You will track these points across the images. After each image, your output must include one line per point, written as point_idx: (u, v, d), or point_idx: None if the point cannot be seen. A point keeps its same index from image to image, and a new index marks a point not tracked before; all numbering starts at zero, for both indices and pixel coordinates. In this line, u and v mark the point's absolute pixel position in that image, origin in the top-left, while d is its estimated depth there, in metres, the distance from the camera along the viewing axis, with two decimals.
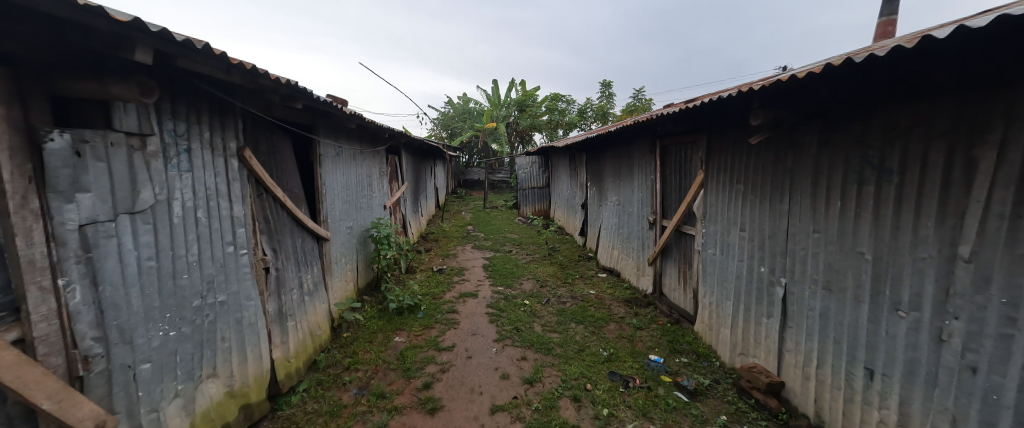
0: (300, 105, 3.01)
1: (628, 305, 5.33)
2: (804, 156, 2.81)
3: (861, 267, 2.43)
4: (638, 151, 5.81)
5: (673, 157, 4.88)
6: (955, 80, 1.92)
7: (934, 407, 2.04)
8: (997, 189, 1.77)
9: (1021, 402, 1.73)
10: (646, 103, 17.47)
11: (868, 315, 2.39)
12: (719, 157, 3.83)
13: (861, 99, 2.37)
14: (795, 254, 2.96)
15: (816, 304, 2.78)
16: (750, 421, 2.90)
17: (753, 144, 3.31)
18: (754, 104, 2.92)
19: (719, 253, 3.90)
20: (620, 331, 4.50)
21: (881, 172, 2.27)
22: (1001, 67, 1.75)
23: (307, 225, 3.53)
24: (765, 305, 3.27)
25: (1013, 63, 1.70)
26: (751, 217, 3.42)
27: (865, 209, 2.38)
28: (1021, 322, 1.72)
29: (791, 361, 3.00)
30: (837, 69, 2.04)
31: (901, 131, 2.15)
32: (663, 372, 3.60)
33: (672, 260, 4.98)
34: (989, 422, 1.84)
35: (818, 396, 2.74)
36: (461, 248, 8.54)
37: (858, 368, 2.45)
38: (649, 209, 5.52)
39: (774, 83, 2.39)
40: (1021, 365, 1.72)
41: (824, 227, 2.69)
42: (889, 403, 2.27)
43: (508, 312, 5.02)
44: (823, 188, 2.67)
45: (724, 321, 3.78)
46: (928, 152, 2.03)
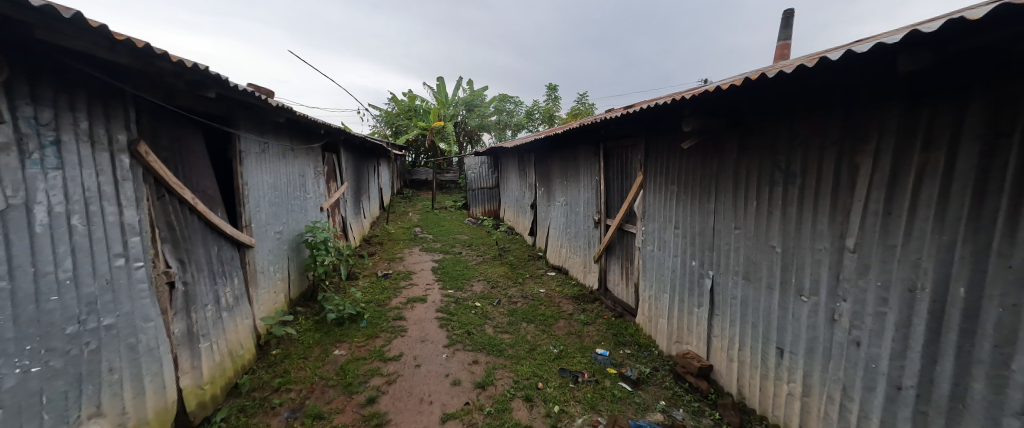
0: (213, 95, 2.64)
1: (576, 301, 5.48)
2: (727, 161, 3.07)
3: (773, 259, 2.70)
4: (584, 152, 5.98)
5: (615, 160, 5.09)
6: (842, 95, 2.17)
7: (829, 377, 2.33)
8: (872, 191, 2.04)
9: (892, 368, 2.01)
10: (589, 107, 18.21)
11: (779, 300, 2.66)
12: (656, 160, 4.05)
13: (772, 109, 2.63)
14: (720, 249, 3.22)
15: (737, 293, 3.04)
16: (685, 404, 3.11)
17: (685, 149, 3.55)
18: (685, 111, 3.11)
19: (657, 250, 4.13)
20: (569, 328, 4.58)
21: (788, 175, 2.54)
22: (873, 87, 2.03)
23: (225, 231, 3.11)
24: (695, 296, 3.52)
25: (881, 83, 1.98)
26: (684, 216, 3.66)
27: (776, 208, 2.65)
28: (891, 301, 2.00)
29: (717, 345, 3.27)
30: (754, 84, 2.24)
31: (802, 138, 2.42)
32: (609, 365, 3.73)
33: (615, 257, 5.19)
34: (869, 387, 2.12)
35: (740, 375, 3.01)
36: (408, 250, 8.19)
37: (771, 348, 2.73)
38: (594, 209, 5.72)
39: (701, 94, 2.57)
40: (893, 338, 2.00)
41: (743, 224, 2.94)
42: (795, 377, 2.54)
43: (459, 315, 4.89)
44: (743, 189, 2.93)
45: (662, 312, 4.03)
46: (823, 157, 2.30)
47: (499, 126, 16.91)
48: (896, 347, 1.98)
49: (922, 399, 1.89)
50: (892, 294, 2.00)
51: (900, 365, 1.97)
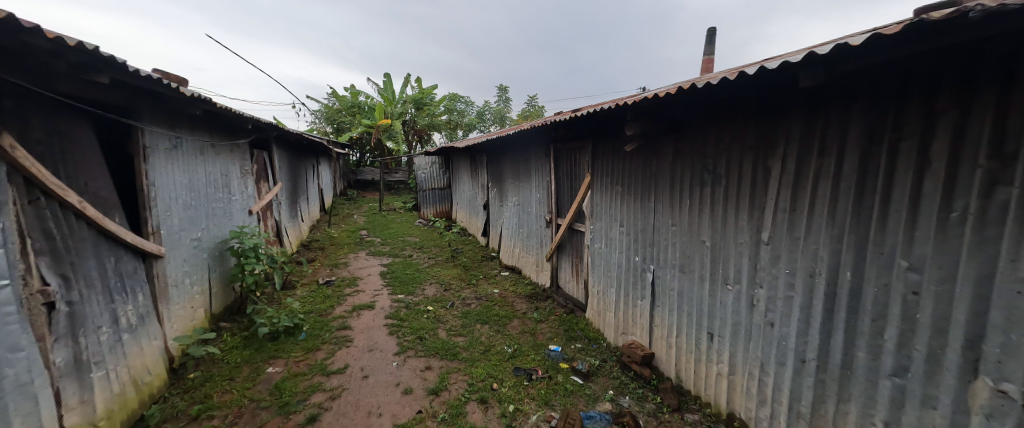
0: (107, 80, 2.27)
1: (529, 300, 5.54)
2: (664, 163, 3.27)
3: (703, 253, 2.93)
4: (535, 153, 6.06)
5: (565, 160, 5.22)
6: (757, 105, 2.41)
7: (750, 355, 2.58)
8: (782, 190, 2.29)
9: (799, 344, 2.27)
10: (539, 109, 18.59)
11: (708, 290, 2.90)
12: (603, 161, 4.21)
13: (701, 116, 2.84)
14: (659, 245, 3.42)
15: (674, 284, 3.26)
16: (631, 392, 3.26)
17: (627, 151, 3.73)
18: (627, 116, 3.27)
19: (604, 247, 4.30)
20: (522, 327, 4.61)
21: (715, 176, 2.76)
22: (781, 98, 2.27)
23: (125, 240, 2.69)
24: (638, 289, 3.72)
25: (787, 95, 2.23)
26: (627, 215, 3.85)
27: (706, 206, 2.87)
28: (797, 286, 2.26)
29: (657, 334, 3.48)
30: (687, 92, 2.40)
31: (726, 142, 2.65)
32: (561, 360, 3.82)
33: (566, 255, 5.32)
34: (780, 362, 2.38)
35: (677, 360, 3.23)
36: (353, 255, 7.73)
37: (702, 333, 2.96)
38: (546, 208, 5.82)
39: (641, 100, 2.71)
40: (799, 317, 2.26)
41: (679, 221, 3.16)
42: (723, 358, 2.78)
43: (410, 320, 4.70)
44: (678, 189, 3.14)
45: (610, 306, 4.20)
46: (743, 160, 2.54)
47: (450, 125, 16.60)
48: (801, 326, 2.25)
49: (821, 369, 2.16)
50: (798, 279, 2.26)
51: (804, 341, 2.24)
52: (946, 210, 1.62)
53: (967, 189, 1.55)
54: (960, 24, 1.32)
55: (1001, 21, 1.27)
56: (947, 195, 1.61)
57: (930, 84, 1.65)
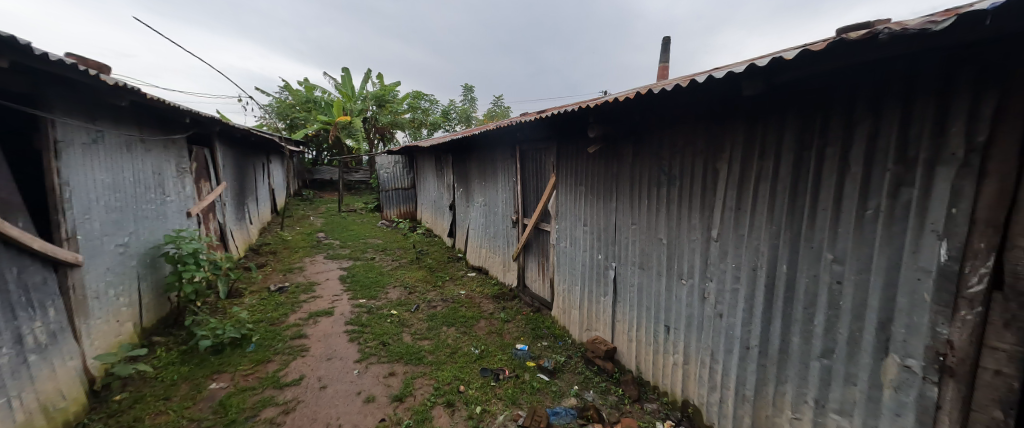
0: (7, 63, 2.00)
1: (496, 300, 5.53)
2: (624, 164, 3.39)
3: (660, 250, 3.07)
4: (501, 153, 6.06)
5: (530, 161, 5.26)
6: (707, 111, 2.56)
7: (702, 345, 2.74)
8: (729, 191, 2.45)
9: (743, 332, 2.44)
10: (505, 109, 18.63)
11: (665, 285, 3.04)
12: (567, 162, 4.29)
13: (657, 120, 2.97)
14: (620, 243, 3.55)
15: (634, 281, 3.39)
16: (595, 386, 3.36)
17: (590, 153, 3.83)
18: (590, 119, 3.35)
19: (569, 246, 4.38)
20: (489, 327, 4.59)
21: (670, 177, 2.91)
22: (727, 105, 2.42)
23: (32, 248, 2.37)
24: (601, 286, 3.83)
25: (732, 102, 2.38)
26: (591, 214, 3.95)
27: (662, 206, 3.01)
28: (742, 279, 2.43)
29: (619, 329, 3.60)
30: (643, 98, 2.51)
31: (680, 145, 2.79)
32: (528, 358, 3.85)
33: (533, 255, 5.37)
34: (728, 350, 2.54)
35: (638, 353, 3.37)
36: (310, 259, 7.32)
37: (660, 326, 3.11)
38: (512, 209, 5.84)
39: (602, 103, 2.79)
40: (743, 308, 2.43)
41: (638, 220, 3.29)
42: (678, 348, 2.94)
43: (372, 325, 4.53)
44: (637, 189, 3.27)
45: (574, 303, 4.29)
46: (695, 162, 2.69)
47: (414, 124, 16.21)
48: (745, 316, 2.42)
49: (762, 355, 2.33)
50: (743, 273, 2.42)
51: (748, 329, 2.41)
52: (863, 208, 1.81)
53: (879, 190, 1.75)
54: (874, 44, 1.48)
55: (905, 43, 1.43)
56: (864, 195, 1.81)
57: (850, 95, 1.83)
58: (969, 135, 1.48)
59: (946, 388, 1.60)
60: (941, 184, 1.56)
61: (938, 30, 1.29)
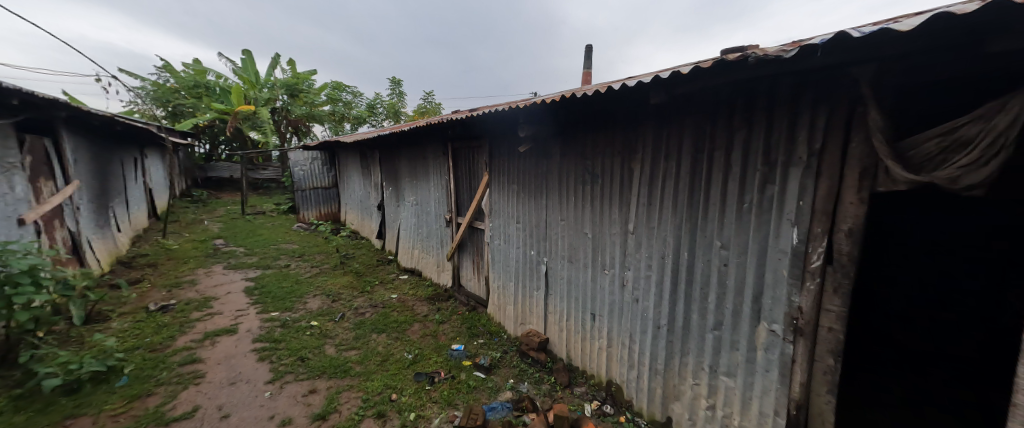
0: None
1: (430, 302, 5.39)
2: (553, 163, 3.53)
3: (586, 244, 3.28)
4: (431, 151, 5.88)
5: (463, 159, 5.20)
6: (623, 114, 2.78)
7: (621, 328, 3.00)
8: (642, 188, 2.71)
9: (654, 313, 2.73)
10: (437, 105, 18.10)
11: (590, 275, 3.26)
12: (499, 161, 4.34)
13: (581, 122, 3.15)
14: (550, 238, 3.70)
15: (563, 273, 3.57)
16: (529, 377, 3.47)
17: (521, 152, 3.92)
18: (520, 119, 3.42)
19: (503, 244, 4.44)
20: (423, 330, 4.45)
21: (593, 175, 3.11)
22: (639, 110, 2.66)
23: None
24: (534, 281, 3.96)
25: (643, 108, 2.62)
26: (523, 212, 4.05)
27: (587, 202, 3.21)
28: (652, 266, 2.71)
29: (551, 320, 3.77)
30: (568, 101, 2.64)
31: (602, 146, 3.00)
32: (464, 358, 3.82)
33: (467, 253, 5.33)
34: (642, 329, 2.82)
35: (568, 341, 3.57)
36: (204, 270, 6.34)
37: (587, 314, 3.33)
38: (445, 208, 5.72)
39: (531, 104, 2.88)
40: (654, 292, 2.71)
41: (566, 216, 3.46)
42: (603, 333, 3.18)
43: (289, 340, 4.10)
44: (565, 187, 3.43)
45: (509, 300, 4.37)
46: (614, 162, 2.91)
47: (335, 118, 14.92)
48: (656, 299, 2.71)
49: (669, 332, 2.63)
50: (654, 261, 2.70)
51: (658, 310, 2.70)
52: (742, 202, 2.15)
53: (753, 186, 2.09)
54: (748, 65, 1.75)
55: (769, 66, 1.72)
56: (743, 191, 2.14)
57: (732, 106, 2.15)
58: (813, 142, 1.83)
59: (799, 345, 1.98)
60: (795, 181, 1.93)
61: (788, 58, 1.58)
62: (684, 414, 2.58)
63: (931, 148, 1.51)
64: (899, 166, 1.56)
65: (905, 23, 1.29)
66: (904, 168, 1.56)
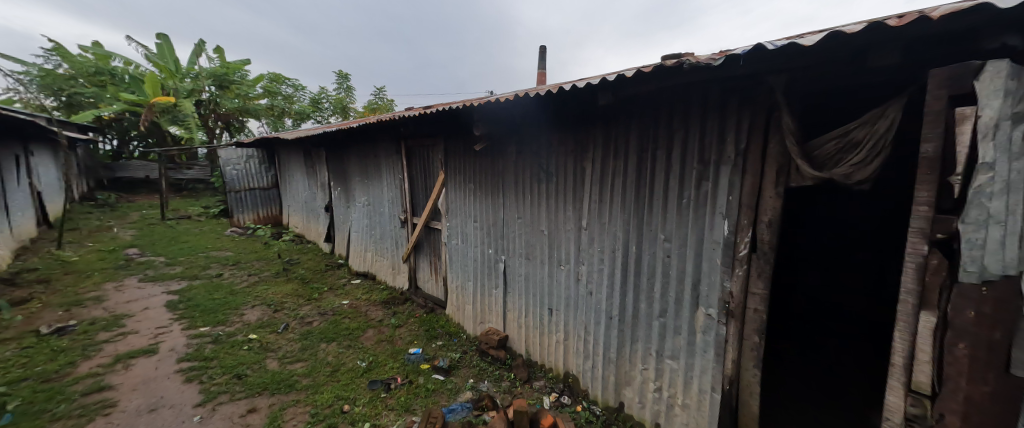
0: None
1: (385, 306, 5.20)
2: (508, 162, 3.57)
3: (542, 241, 3.35)
4: (383, 149, 5.66)
5: (417, 157, 5.07)
6: (576, 115, 2.87)
7: (577, 320, 3.12)
8: (593, 186, 2.83)
9: (607, 305, 2.86)
10: (388, 101, 17.41)
11: (547, 271, 3.34)
12: (455, 160, 4.28)
13: (536, 122, 3.21)
14: (508, 236, 3.73)
15: (521, 271, 3.62)
16: (489, 376, 3.49)
17: (477, 150, 3.90)
18: (475, 117, 3.39)
19: (460, 243, 4.40)
20: (378, 336, 4.29)
21: (548, 174, 3.19)
22: (589, 111, 2.77)
23: None
24: (492, 279, 3.97)
25: (593, 108, 2.73)
26: (479, 210, 4.05)
27: (543, 201, 3.28)
28: (605, 260, 2.84)
29: (510, 317, 3.81)
30: (522, 100, 2.67)
31: (555, 145, 3.08)
32: (422, 361, 3.75)
33: (424, 254, 5.22)
34: (597, 320, 2.96)
35: (527, 337, 3.63)
36: (116, 285, 5.59)
37: (545, 309, 3.41)
38: (399, 208, 5.54)
39: (485, 103, 2.89)
40: (607, 285, 2.85)
41: (523, 214, 3.52)
42: (560, 327, 3.28)
43: (223, 357, 3.75)
44: (521, 186, 3.48)
45: (468, 299, 4.35)
46: (567, 161, 3.00)
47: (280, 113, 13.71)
48: (608, 291, 2.84)
49: (621, 322, 2.78)
50: (605, 255, 2.83)
51: (610, 302, 2.84)
52: (682, 197, 2.33)
53: (691, 183, 2.27)
54: (684, 71, 1.89)
55: (702, 73, 1.88)
56: (682, 187, 2.32)
57: (672, 109, 2.31)
58: (739, 143, 2.04)
59: (731, 326, 2.18)
60: (726, 177, 2.12)
61: (717, 66, 1.74)
62: (635, 398, 2.74)
63: (830, 149, 1.74)
64: (807, 163, 1.79)
65: (808, 38, 1.48)
66: (811, 165, 1.78)
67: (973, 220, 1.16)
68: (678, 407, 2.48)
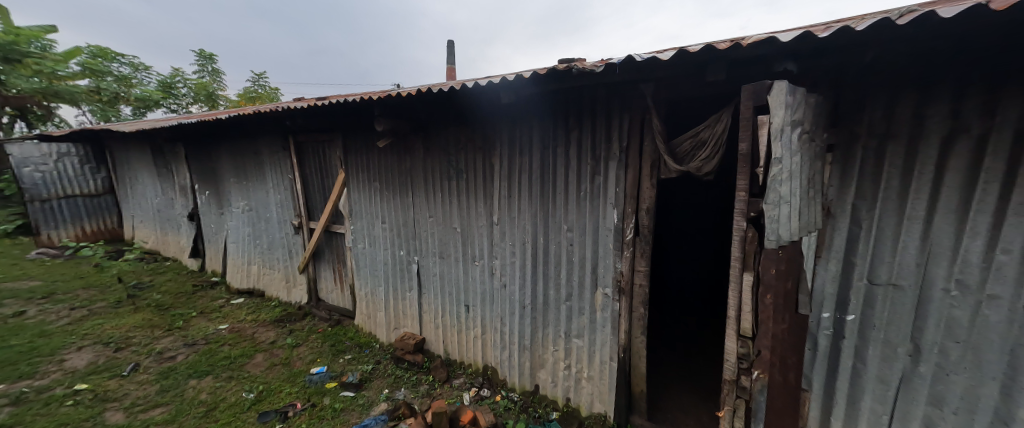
0: None
1: (278, 325, 4.57)
2: (416, 160, 3.44)
3: (455, 238, 3.33)
4: (265, 145, 4.90)
5: (311, 155, 4.53)
6: (482, 114, 2.89)
7: (493, 312, 3.20)
8: (502, 182, 2.91)
9: (520, 295, 2.99)
10: (272, 89, 15.16)
11: (462, 268, 3.34)
12: (356, 157, 3.95)
13: (442, 119, 3.14)
14: (420, 236, 3.61)
15: (435, 270, 3.54)
16: (405, 382, 3.36)
17: (381, 147, 3.66)
18: (375, 111, 3.15)
19: (368, 247, 4.10)
20: (270, 361, 3.75)
21: (458, 171, 3.17)
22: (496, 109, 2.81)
23: None
24: (405, 282, 3.80)
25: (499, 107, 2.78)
26: (387, 211, 3.82)
27: (455, 198, 3.25)
28: (517, 253, 2.96)
29: (427, 319, 3.71)
30: (426, 96, 2.59)
31: (463, 142, 3.07)
32: (327, 380, 3.40)
33: (325, 262, 4.73)
34: (511, 311, 3.07)
35: (445, 337, 3.59)
36: None
37: (461, 307, 3.41)
38: (291, 212, 4.89)
39: (386, 96, 2.71)
40: (519, 276, 2.97)
41: (434, 213, 3.43)
42: (477, 322, 3.31)
43: (36, 420, 2.85)
44: (431, 183, 3.39)
45: (379, 306, 4.09)
46: (477, 158, 3.02)
47: (132, 106, 10.21)
48: (520, 282, 2.97)
49: (533, 310, 2.94)
50: (517, 248, 2.95)
51: (523, 292, 2.97)
52: (580, 190, 2.55)
53: (587, 177, 2.50)
54: (577, 76, 2.06)
55: (590, 79, 2.07)
56: (580, 181, 2.55)
57: (570, 110, 2.50)
58: (623, 141, 2.32)
59: (623, 302, 2.49)
60: (614, 171, 2.39)
61: (598, 72, 1.95)
62: (548, 379, 2.93)
63: (687, 146, 2.09)
64: (672, 159, 2.13)
65: (665, 54, 1.76)
66: (676, 160, 2.13)
67: (772, 201, 1.49)
68: (585, 380, 2.74)
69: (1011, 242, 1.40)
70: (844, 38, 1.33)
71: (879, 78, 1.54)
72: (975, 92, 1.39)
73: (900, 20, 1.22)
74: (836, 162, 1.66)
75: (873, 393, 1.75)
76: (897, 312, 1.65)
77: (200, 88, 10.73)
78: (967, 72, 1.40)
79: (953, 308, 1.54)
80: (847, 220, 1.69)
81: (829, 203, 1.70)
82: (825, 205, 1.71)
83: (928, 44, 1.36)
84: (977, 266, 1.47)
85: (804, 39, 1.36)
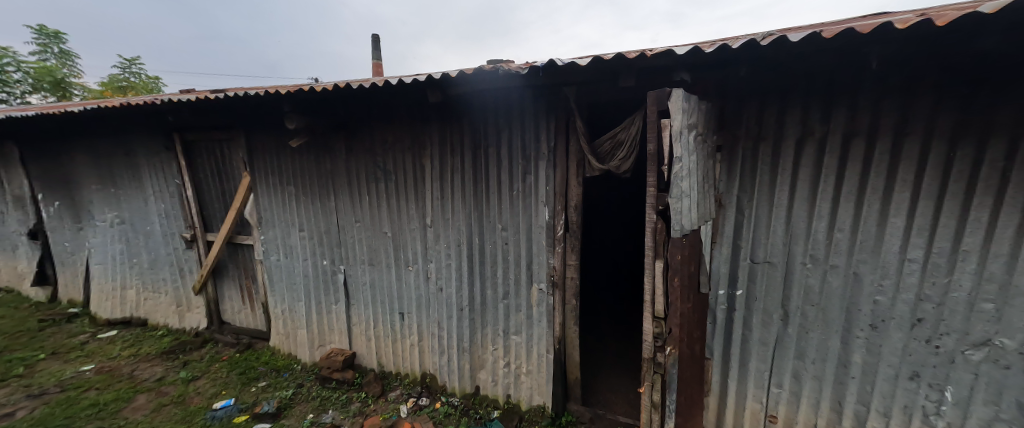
0: None
1: (166, 358, 3.86)
2: (338, 161, 3.18)
3: (386, 243, 3.16)
4: (141, 145, 4.10)
5: (206, 156, 3.92)
6: (410, 113, 2.78)
7: (429, 318, 3.10)
8: (434, 183, 2.84)
9: (457, 297, 2.94)
10: (149, 79, 12.73)
11: (395, 274, 3.17)
12: (264, 158, 3.50)
13: (367, 117, 2.95)
14: (346, 243, 3.34)
15: (365, 279, 3.32)
16: (333, 403, 3.09)
17: (294, 147, 3.30)
18: (284, 107, 2.82)
19: (284, 258, 3.67)
20: (156, 401, 3.15)
21: (385, 173, 3.01)
22: (424, 109, 2.72)
23: None
24: (330, 294, 3.49)
25: (428, 106, 2.69)
26: (306, 217, 3.46)
27: (383, 201, 3.08)
28: (452, 254, 2.90)
29: (357, 332, 3.46)
30: (344, 92, 2.40)
31: (391, 142, 2.92)
32: (235, 413, 2.98)
33: (229, 279, 4.13)
34: (449, 314, 3.01)
35: (378, 348, 3.38)
36: None
37: (395, 315, 3.24)
38: (181, 223, 4.16)
39: (297, 91, 2.44)
40: (455, 278, 2.92)
41: (362, 218, 3.21)
42: (414, 329, 3.19)
43: None
44: (356, 186, 3.16)
45: (300, 323, 3.70)
46: (406, 158, 2.89)
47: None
48: (456, 284, 2.93)
49: (471, 312, 2.92)
50: (453, 250, 2.89)
51: (459, 293, 2.93)
52: (512, 189, 2.60)
53: (518, 177, 2.56)
54: (503, 77, 2.07)
55: (517, 80, 2.09)
56: (511, 180, 2.60)
57: (501, 111, 2.53)
58: (551, 142, 2.42)
59: (556, 295, 2.60)
60: (544, 170, 2.49)
61: (524, 74, 2.00)
62: (488, 378, 2.94)
63: (607, 147, 2.26)
64: (595, 158, 2.29)
65: (583, 60, 1.87)
66: (598, 160, 2.29)
67: (676, 194, 1.68)
68: (524, 374, 2.80)
69: (844, 222, 1.78)
70: (724, 54, 1.55)
71: (752, 89, 1.83)
72: (817, 103, 1.73)
73: (764, 41, 1.46)
74: (724, 160, 1.94)
75: (758, 354, 2.08)
76: (772, 285, 1.98)
77: (42, 73, 8.51)
78: (811, 87, 1.73)
79: (809, 277, 1.90)
80: (733, 210, 1.98)
81: (720, 195, 1.98)
82: (718, 197, 1.98)
83: (784, 63, 1.66)
84: (822, 243, 1.83)
85: (694, 53, 1.56)
